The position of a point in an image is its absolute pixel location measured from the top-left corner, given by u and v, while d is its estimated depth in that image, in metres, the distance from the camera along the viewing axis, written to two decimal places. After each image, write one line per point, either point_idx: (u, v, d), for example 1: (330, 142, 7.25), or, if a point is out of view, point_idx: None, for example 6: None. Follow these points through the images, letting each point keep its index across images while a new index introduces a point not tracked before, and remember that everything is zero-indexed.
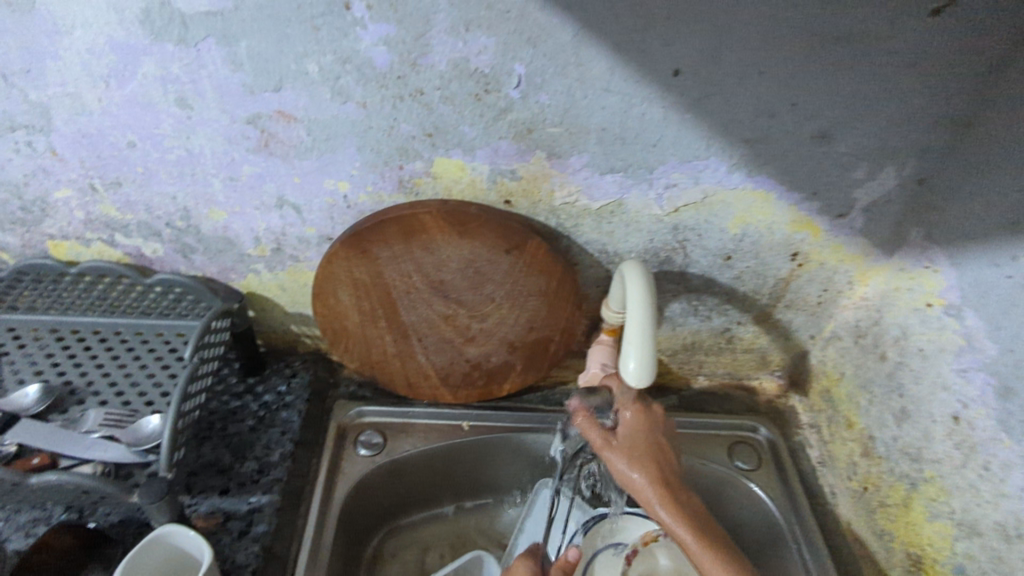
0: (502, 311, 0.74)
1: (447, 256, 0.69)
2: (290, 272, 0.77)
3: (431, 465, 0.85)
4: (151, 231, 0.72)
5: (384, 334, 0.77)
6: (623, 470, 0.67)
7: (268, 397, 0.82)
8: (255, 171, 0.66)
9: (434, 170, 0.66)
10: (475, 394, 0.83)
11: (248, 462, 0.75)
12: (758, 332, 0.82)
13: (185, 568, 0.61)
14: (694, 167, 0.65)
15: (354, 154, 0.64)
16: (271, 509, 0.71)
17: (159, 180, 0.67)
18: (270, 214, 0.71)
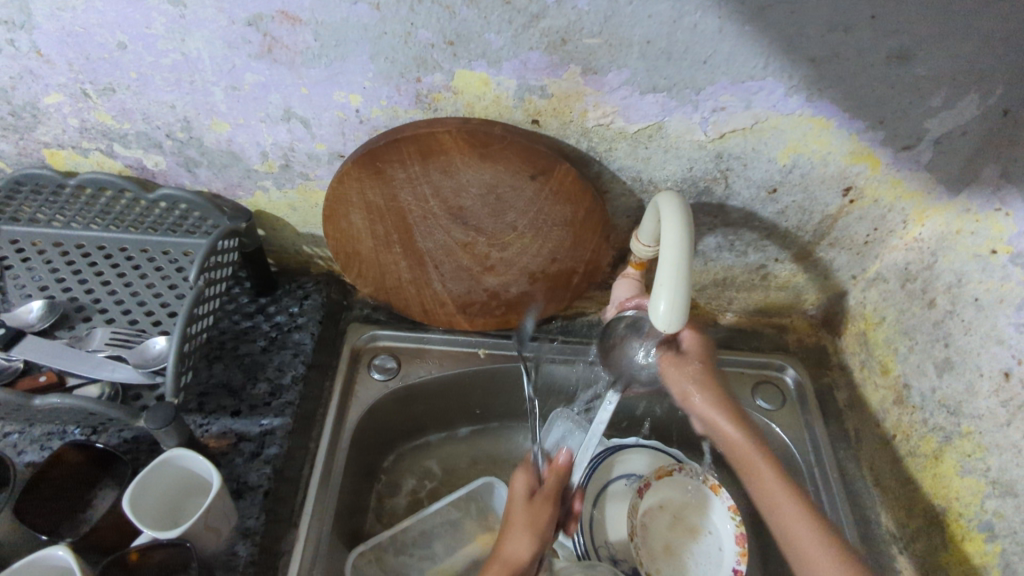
0: (524, 240, 0.69)
1: (467, 181, 0.63)
2: (299, 190, 0.72)
3: (446, 391, 0.84)
4: (151, 142, 0.67)
5: (398, 259, 0.73)
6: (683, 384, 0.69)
7: (280, 318, 0.80)
8: (258, 80, 0.60)
9: (455, 84, 0.59)
10: (493, 323, 0.80)
11: (260, 383, 0.73)
12: (795, 270, 0.77)
13: (197, 486, 0.61)
14: (747, 89, 0.57)
15: (366, 63, 0.58)
16: (283, 432, 0.70)
17: (155, 87, 0.62)
18: (277, 127, 0.65)
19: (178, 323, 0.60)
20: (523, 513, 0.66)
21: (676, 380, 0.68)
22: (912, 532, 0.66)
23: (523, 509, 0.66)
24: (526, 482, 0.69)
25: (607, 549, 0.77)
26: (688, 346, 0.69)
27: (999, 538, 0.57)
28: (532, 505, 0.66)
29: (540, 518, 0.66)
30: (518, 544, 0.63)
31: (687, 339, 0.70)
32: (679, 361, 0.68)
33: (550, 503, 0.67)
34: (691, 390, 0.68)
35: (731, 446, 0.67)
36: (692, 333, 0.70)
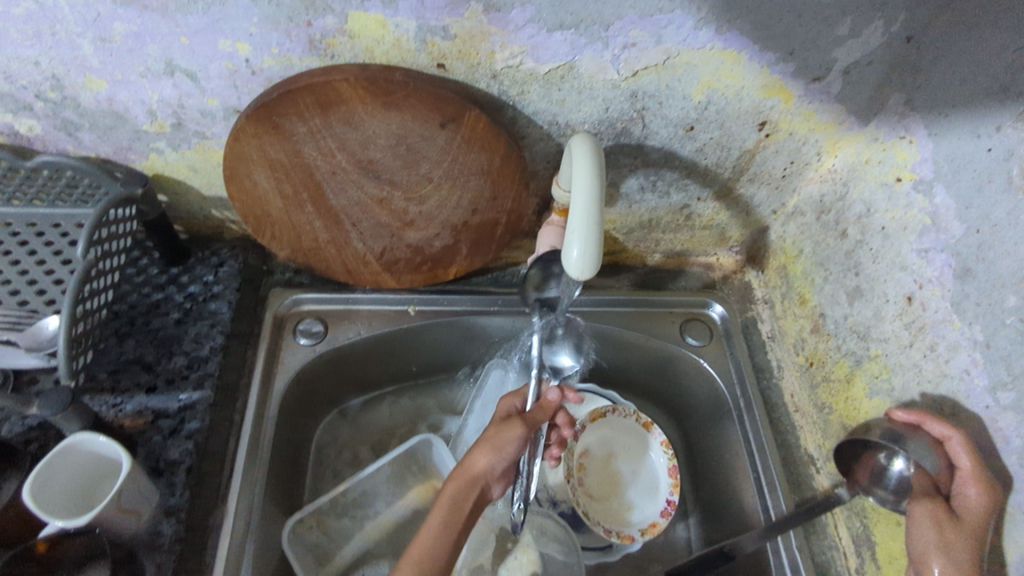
0: (441, 192, 0.66)
1: (373, 132, 0.59)
2: (197, 150, 0.67)
3: (377, 351, 0.82)
4: (19, 104, 0.61)
5: (313, 219, 0.69)
6: (921, 543, 0.53)
7: (193, 288, 0.75)
8: (130, 29, 0.54)
9: (350, 26, 0.55)
10: (421, 279, 0.78)
11: (175, 357, 0.69)
12: (718, 208, 0.78)
13: (107, 470, 0.58)
14: (656, 23, 0.56)
15: (249, 7, 0.53)
16: (204, 406, 0.66)
17: (12, 42, 0.55)
18: (160, 82, 0.59)
19: (66, 301, 0.56)
20: (493, 427, 0.61)
21: (923, 541, 0.53)
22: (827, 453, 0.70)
23: (495, 426, 0.62)
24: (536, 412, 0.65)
25: (547, 491, 0.79)
26: (966, 512, 0.51)
27: None
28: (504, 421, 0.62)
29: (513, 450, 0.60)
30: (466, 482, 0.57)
31: (971, 502, 0.51)
32: (939, 522, 0.52)
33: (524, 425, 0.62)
34: (933, 552, 0.52)
35: None
36: (982, 494, 0.50)
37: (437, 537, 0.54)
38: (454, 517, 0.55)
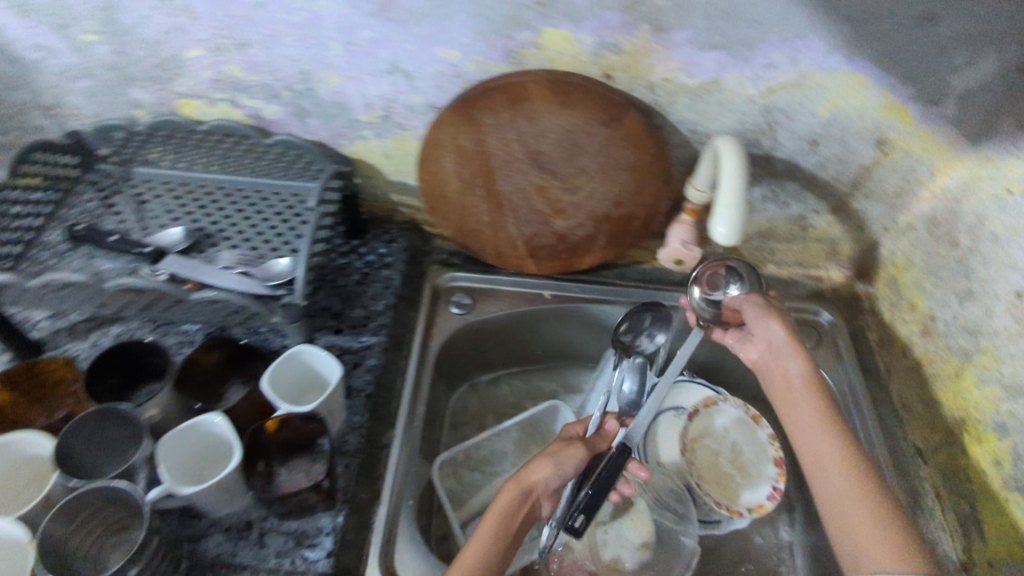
0: (592, 185, 0.78)
1: (547, 126, 0.73)
2: (395, 140, 0.82)
3: (512, 328, 0.93)
4: (271, 93, 0.78)
5: (480, 203, 0.83)
6: (793, 371, 0.67)
7: (370, 257, 0.91)
8: (373, 36, 0.71)
9: (541, 40, 0.69)
10: (558, 266, 0.90)
11: (357, 308, 0.84)
12: (832, 222, 0.86)
13: (314, 384, 0.71)
14: (794, 47, 0.67)
15: (467, 22, 0.68)
16: (379, 348, 0.80)
17: (283, 43, 0.72)
18: (383, 80, 0.75)
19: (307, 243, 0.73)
20: (554, 446, 0.69)
21: (786, 376, 0.68)
22: (935, 445, 0.76)
23: (555, 446, 0.69)
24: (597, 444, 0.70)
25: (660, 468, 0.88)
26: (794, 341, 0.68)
27: (1010, 435, 0.66)
28: (563, 443, 0.70)
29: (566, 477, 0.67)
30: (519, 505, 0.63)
31: (772, 327, 0.69)
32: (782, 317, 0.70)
33: (584, 449, 0.69)
34: (788, 362, 0.68)
35: (816, 452, 0.63)
36: (802, 360, 0.67)
37: (486, 540, 0.61)
38: (501, 534, 0.62)
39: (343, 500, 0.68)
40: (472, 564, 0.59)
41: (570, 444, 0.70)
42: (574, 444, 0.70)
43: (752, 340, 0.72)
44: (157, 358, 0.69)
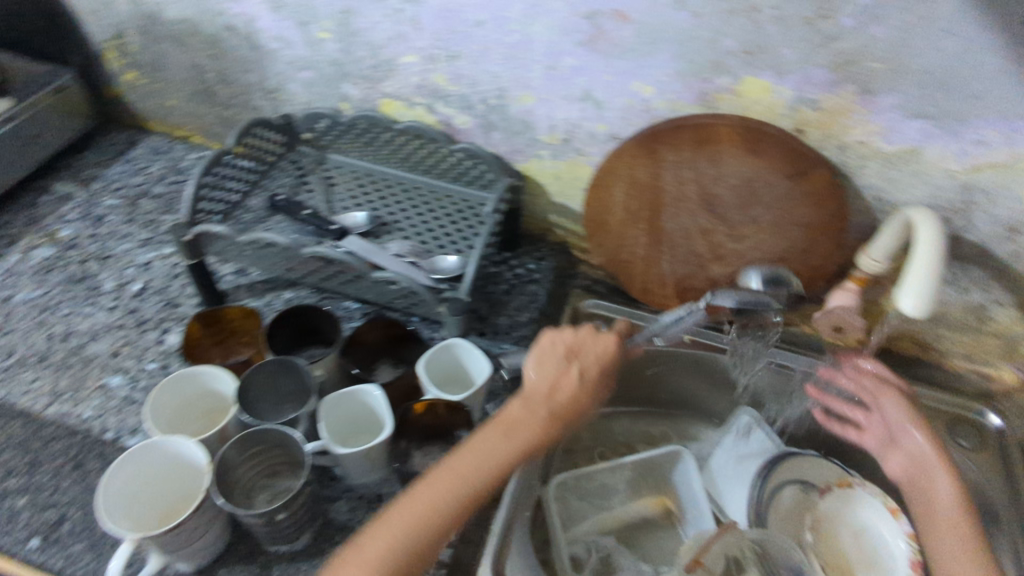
0: (761, 235, 0.78)
1: (727, 171, 0.73)
2: (569, 163, 0.85)
3: (643, 365, 0.93)
4: (466, 104, 0.84)
5: (640, 236, 0.84)
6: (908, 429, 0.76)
7: (520, 271, 0.95)
8: (575, 63, 0.74)
9: (740, 87, 0.70)
10: (703, 313, 0.89)
11: (501, 316, 0.88)
12: (1018, 319, 0.79)
13: (457, 378, 0.74)
14: (1014, 127, 0.63)
15: (670, 61, 0.70)
16: (518, 357, 0.84)
17: (490, 60, 0.78)
18: (573, 105, 0.79)
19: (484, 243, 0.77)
20: (546, 381, 0.63)
21: (893, 413, 0.78)
22: None
23: (568, 392, 0.62)
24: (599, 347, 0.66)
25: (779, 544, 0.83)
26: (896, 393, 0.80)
27: None
28: (558, 377, 0.63)
29: (563, 381, 0.63)
30: (515, 419, 0.60)
31: (879, 390, 0.81)
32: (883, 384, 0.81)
33: (579, 386, 0.63)
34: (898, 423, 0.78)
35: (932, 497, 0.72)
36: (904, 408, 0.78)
37: (479, 455, 0.57)
38: (500, 442, 0.58)
39: None
40: (477, 477, 0.56)
41: (563, 373, 0.63)
42: (567, 373, 0.63)
43: (869, 413, 0.82)
44: (327, 324, 0.75)
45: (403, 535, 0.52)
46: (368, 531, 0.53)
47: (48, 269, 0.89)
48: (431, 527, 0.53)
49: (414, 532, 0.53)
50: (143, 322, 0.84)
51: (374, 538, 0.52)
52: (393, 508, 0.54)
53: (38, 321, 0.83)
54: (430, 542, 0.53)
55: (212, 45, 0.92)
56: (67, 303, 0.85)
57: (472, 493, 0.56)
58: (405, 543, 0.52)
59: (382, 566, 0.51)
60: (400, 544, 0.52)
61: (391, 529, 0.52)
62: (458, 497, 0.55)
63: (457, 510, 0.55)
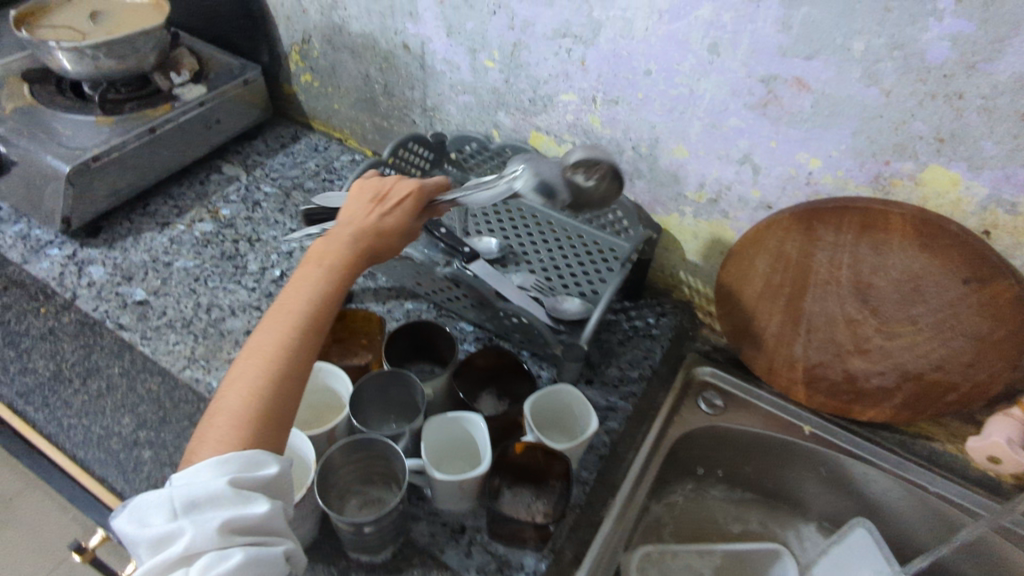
0: (918, 337, 0.70)
1: (891, 263, 0.67)
2: (711, 224, 0.82)
3: (755, 449, 0.87)
4: (616, 149, 0.83)
5: (775, 312, 0.79)
6: None
7: (638, 323, 0.91)
8: (739, 125, 0.71)
9: (922, 175, 0.64)
10: (831, 405, 0.82)
11: (612, 367, 0.85)
12: None
13: (559, 423, 0.73)
14: None
15: (846, 136, 0.65)
16: (623, 414, 0.79)
17: (650, 109, 0.77)
18: (728, 166, 0.75)
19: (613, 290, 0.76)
20: (357, 207, 0.62)
21: None
22: None
23: (361, 204, 0.62)
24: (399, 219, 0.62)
25: None
26: None
27: None
28: (376, 203, 0.63)
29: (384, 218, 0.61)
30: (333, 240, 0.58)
31: None
32: None
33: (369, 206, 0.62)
34: None
35: None
36: None
37: (311, 291, 0.55)
38: (326, 262, 0.57)
39: (551, 549, 0.67)
40: (303, 311, 0.54)
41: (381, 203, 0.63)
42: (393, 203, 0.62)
43: None
44: (444, 342, 0.76)
45: (250, 382, 0.50)
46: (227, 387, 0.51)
47: (206, 243, 0.97)
48: (281, 378, 0.51)
49: (252, 367, 0.51)
50: None
51: (240, 382, 0.50)
52: (241, 360, 0.52)
53: (190, 288, 0.90)
54: (283, 402, 0.51)
55: (384, 59, 0.98)
56: (216, 277, 0.92)
57: (310, 323, 0.54)
58: (263, 380, 0.50)
59: (263, 412, 0.50)
60: (260, 391, 0.50)
61: (252, 378, 0.50)
62: (295, 330, 0.53)
63: (301, 342, 0.53)
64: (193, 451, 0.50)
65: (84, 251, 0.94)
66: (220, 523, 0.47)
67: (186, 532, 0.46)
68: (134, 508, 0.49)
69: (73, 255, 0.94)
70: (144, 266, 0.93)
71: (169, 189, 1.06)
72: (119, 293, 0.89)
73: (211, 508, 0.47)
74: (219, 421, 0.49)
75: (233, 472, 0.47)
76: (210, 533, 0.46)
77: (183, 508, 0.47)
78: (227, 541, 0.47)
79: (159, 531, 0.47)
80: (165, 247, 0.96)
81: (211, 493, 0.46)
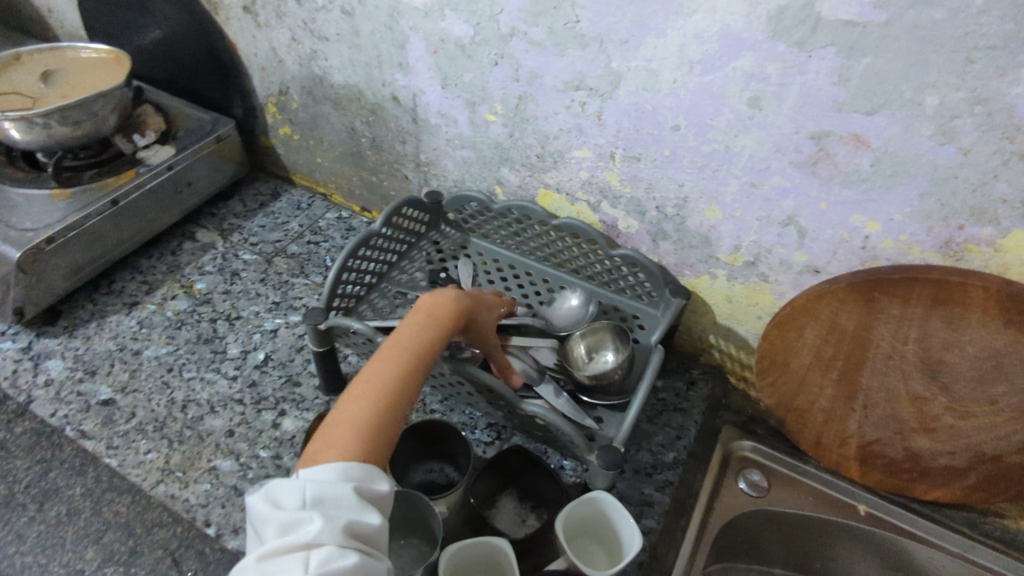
0: (996, 419, 0.62)
1: (968, 339, 0.59)
2: (747, 288, 0.73)
3: (804, 533, 0.77)
4: (638, 209, 0.74)
5: (826, 386, 0.69)
6: None
7: (666, 395, 0.82)
8: (783, 184, 0.63)
9: (1003, 241, 0.56)
10: (889, 485, 0.72)
11: (642, 452, 0.75)
12: None
13: (592, 532, 0.64)
14: None
15: (912, 198, 0.57)
16: (661, 509, 0.70)
17: (678, 166, 0.68)
18: (769, 229, 0.67)
19: (650, 376, 0.67)
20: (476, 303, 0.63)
21: None
22: None
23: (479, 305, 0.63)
24: (491, 313, 0.66)
25: None
26: None
27: None
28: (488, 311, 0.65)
29: (492, 312, 0.67)
30: (442, 296, 0.56)
31: None
32: None
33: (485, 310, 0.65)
34: None
35: None
36: None
37: (423, 331, 0.53)
38: (440, 317, 0.55)
39: None
40: (417, 354, 0.51)
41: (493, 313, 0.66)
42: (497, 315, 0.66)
43: None
44: (456, 443, 0.67)
45: (364, 408, 0.46)
46: (335, 412, 0.47)
47: (180, 324, 0.87)
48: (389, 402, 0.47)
49: (366, 393, 0.47)
50: (261, 400, 0.78)
51: (355, 402, 0.47)
52: (351, 388, 0.48)
53: (162, 382, 0.80)
54: (390, 430, 0.47)
55: (372, 112, 0.89)
56: (192, 365, 0.82)
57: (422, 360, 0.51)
58: (381, 407, 0.46)
59: (373, 430, 0.46)
60: (375, 414, 0.46)
61: (366, 401, 0.47)
62: (409, 366, 0.50)
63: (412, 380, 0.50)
64: (304, 459, 0.45)
65: (41, 342, 0.84)
66: (345, 523, 0.41)
67: (311, 523, 0.40)
68: (267, 488, 0.43)
69: (28, 347, 0.83)
70: (110, 357, 0.82)
71: (137, 262, 0.95)
72: (80, 392, 0.78)
73: (336, 506, 0.41)
74: (329, 443, 0.44)
75: (355, 481, 0.43)
76: (335, 530, 0.40)
77: (310, 500, 0.41)
78: (347, 542, 0.41)
79: (286, 517, 0.41)
80: (134, 332, 0.86)
81: (340, 491, 0.42)
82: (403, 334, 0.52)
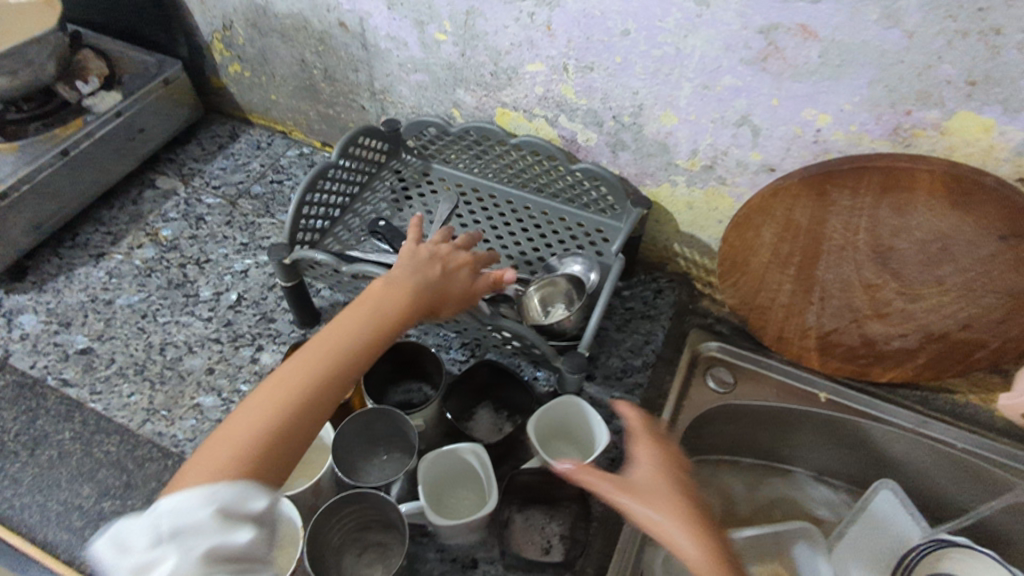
0: (944, 299, 0.64)
1: (916, 223, 0.60)
2: (707, 193, 0.74)
3: (769, 422, 0.81)
4: (595, 120, 0.74)
5: (785, 282, 0.72)
6: None
7: (634, 304, 0.84)
8: (735, 83, 0.63)
9: (949, 123, 0.57)
10: (848, 371, 0.76)
11: (613, 358, 0.78)
12: None
13: (565, 434, 0.68)
14: None
15: (860, 87, 0.58)
16: (631, 410, 0.73)
17: (631, 73, 0.68)
18: (724, 130, 0.67)
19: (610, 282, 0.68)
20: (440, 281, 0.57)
21: None
22: None
23: (443, 282, 0.58)
24: (462, 287, 0.59)
25: None
26: None
27: None
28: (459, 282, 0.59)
29: (464, 281, 0.60)
30: (391, 289, 0.54)
31: None
32: None
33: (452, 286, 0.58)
34: None
35: None
36: None
37: (349, 337, 0.51)
38: (376, 318, 0.52)
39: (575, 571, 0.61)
40: (332, 363, 0.49)
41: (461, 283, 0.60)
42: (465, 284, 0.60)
43: None
44: (430, 363, 0.69)
45: (255, 424, 0.45)
46: (233, 416, 0.46)
47: (149, 272, 0.87)
48: (282, 419, 0.45)
49: (260, 409, 0.46)
50: (238, 337, 0.80)
51: (250, 413, 0.46)
52: (251, 397, 0.47)
53: (138, 328, 0.81)
54: (280, 456, 0.45)
55: (320, 41, 0.86)
56: (166, 311, 0.83)
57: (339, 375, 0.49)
58: (269, 425, 0.45)
59: (255, 451, 0.44)
60: (261, 433, 0.45)
61: (259, 416, 0.45)
62: (322, 378, 0.48)
63: (324, 391, 0.48)
64: (183, 470, 0.44)
65: (11, 299, 0.84)
66: (206, 552, 0.39)
67: (164, 560, 0.38)
68: (115, 533, 0.41)
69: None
70: (83, 308, 0.83)
71: (99, 213, 0.94)
72: (57, 344, 0.79)
73: (195, 535, 0.39)
74: (210, 456, 0.43)
75: (221, 505, 0.41)
76: (192, 561, 0.38)
77: (164, 535, 0.39)
78: (210, 569, 0.39)
79: (136, 559, 0.39)
80: (104, 282, 0.86)
81: (199, 521, 0.40)
82: (329, 335, 0.51)
